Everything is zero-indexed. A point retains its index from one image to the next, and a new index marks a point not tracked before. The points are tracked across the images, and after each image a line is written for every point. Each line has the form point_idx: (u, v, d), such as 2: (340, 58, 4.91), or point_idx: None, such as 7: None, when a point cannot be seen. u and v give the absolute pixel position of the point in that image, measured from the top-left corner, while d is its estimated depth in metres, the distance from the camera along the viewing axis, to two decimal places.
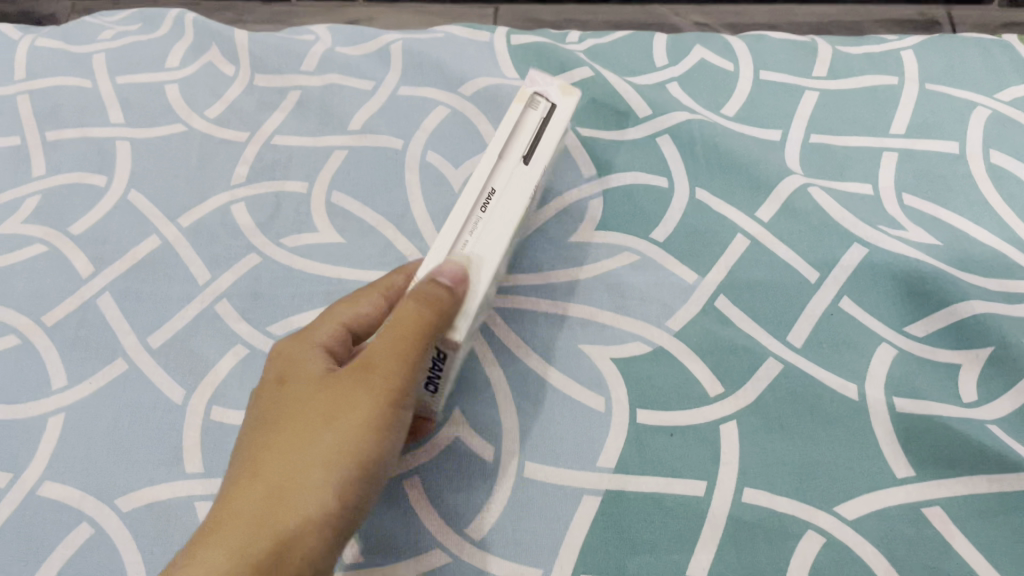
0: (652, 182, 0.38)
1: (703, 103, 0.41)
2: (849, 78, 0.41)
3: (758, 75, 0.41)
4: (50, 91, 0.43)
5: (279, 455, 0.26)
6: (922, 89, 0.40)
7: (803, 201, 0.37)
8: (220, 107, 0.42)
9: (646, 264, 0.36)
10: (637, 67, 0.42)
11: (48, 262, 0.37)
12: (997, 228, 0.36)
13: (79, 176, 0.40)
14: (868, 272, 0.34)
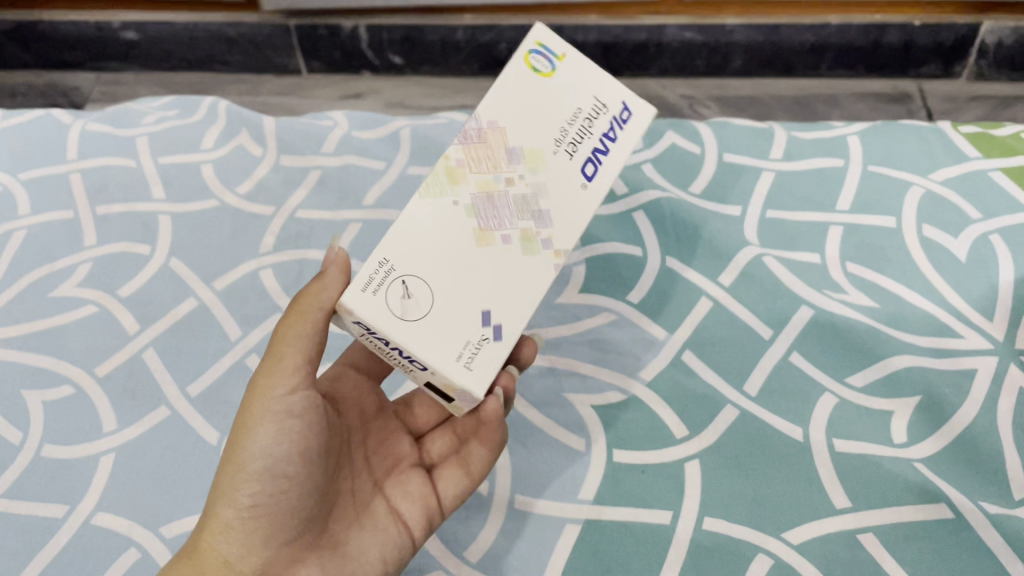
0: (629, 251, 0.43)
1: (673, 182, 0.46)
2: (800, 160, 0.47)
3: (722, 158, 0.47)
4: (99, 170, 0.48)
5: None
6: (865, 171, 0.46)
7: (759, 268, 0.42)
8: (249, 184, 0.48)
9: (622, 322, 0.41)
10: None
11: (99, 321, 0.42)
12: (927, 293, 0.41)
13: (126, 246, 0.45)
14: (814, 331, 0.40)
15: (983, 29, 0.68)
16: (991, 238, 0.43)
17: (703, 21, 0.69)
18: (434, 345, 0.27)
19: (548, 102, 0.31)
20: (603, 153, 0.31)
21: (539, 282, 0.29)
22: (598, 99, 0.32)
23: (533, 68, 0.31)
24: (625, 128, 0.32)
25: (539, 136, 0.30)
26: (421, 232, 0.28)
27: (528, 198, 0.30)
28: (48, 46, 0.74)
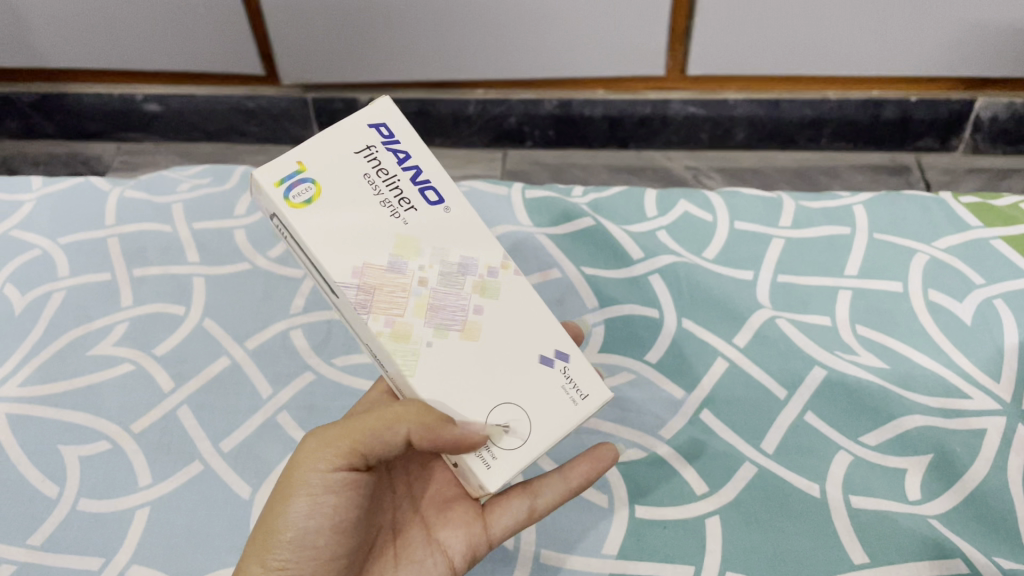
0: (646, 312, 0.45)
1: (687, 247, 0.49)
2: (808, 228, 0.49)
3: (734, 225, 0.49)
4: (136, 234, 0.51)
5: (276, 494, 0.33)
6: (870, 238, 0.48)
7: (772, 330, 0.44)
8: (280, 249, 0.50)
9: (641, 381, 0.42)
10: (631, 217, 0.51)
11: (135, 379, 0.44)
12: (936, 355, 0.42)
13: (161, 306, 0.47)
14: (827, 390, 0.41)
15: (976, 105, 0.71)
16: (995, 303, 0.44)
17: (705, 96, 0.73)
18: (550, 432, 0.31)
19: (351, 191, 0.31)
20: (420, 176, 0.32)
21: (536, 304, 0.32)
22: (356, 150, 0.32)
23: (289, 201, 0.31)
24: (397, 136, 0.33)
25: (384, 223, 0.31)
26: (452, 386, 0.31)
27: (445, 265, 0.32)
28: (70, 117, 0.77)
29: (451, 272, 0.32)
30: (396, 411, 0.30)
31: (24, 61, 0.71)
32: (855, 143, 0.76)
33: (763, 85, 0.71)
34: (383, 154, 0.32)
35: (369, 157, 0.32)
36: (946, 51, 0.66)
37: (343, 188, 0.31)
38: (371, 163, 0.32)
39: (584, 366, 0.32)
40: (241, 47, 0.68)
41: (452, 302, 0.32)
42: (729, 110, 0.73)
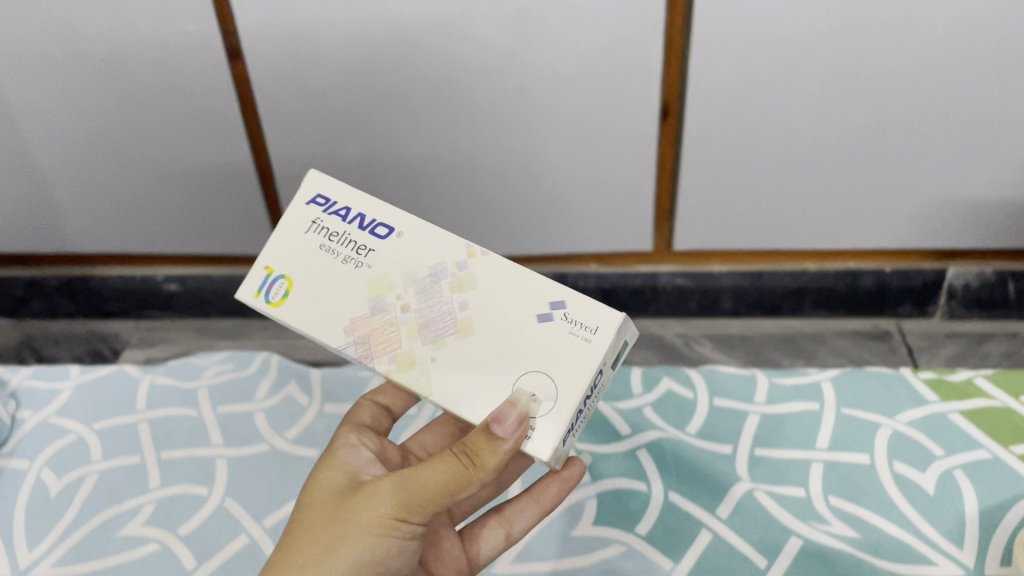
0: (634, 485, 0.53)
1: (671, 421, 0.57)
2: (782, 405, 0.58)
3: (713, 401, 0.59)
4: (164, 418, 0.58)
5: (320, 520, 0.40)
6: (839, 413, 0.57)
7: (751, 502, 0.51)
8: (299, 429, 0.57)
9: (632, 553, 0.50)
10: (619, 394, 0.60)
11: (159, 557, 0.49)
12: (902, 523, 0.50)
13: (187, 488, 0.53)
14: (805, 557, 0.48)
15: (946, 274, 0.81)
16: (955, 473, 0.52)
17: (690, 268, 0.84)
18: (572, 374, 0.41)
19: (311, 264, 0.44)
20: (364, 219, 0.45)
21: (507, 268, 0.44)
22: (305, 227, 0.45)
23: (269, 302, 0.44)
24: (320, 202, 0.46)
25: (355, 274, 0.44)
26: (461, 386, 0.42)
27: (420, 284, 0.44)
28: (94, 296, 0.90)
29: (430, 286, 0.44)
30: (454, 467, 0.39)
31: (52, 246, 0.85)
32: (826, 318, 0.87)
33: (745, 260, 0.83)
34: (324, 216, 0.45)
35: (316, 225, 0.45)
36: (907, 223, 0.78)
37: (308, 263, 0.45)
38: (317, 233, 0.45)
39: (578, 309, 0.42)
40: (245, 227, 0.81)
41: (440, 317, 0.43)
42: (715, 280, 0.84)
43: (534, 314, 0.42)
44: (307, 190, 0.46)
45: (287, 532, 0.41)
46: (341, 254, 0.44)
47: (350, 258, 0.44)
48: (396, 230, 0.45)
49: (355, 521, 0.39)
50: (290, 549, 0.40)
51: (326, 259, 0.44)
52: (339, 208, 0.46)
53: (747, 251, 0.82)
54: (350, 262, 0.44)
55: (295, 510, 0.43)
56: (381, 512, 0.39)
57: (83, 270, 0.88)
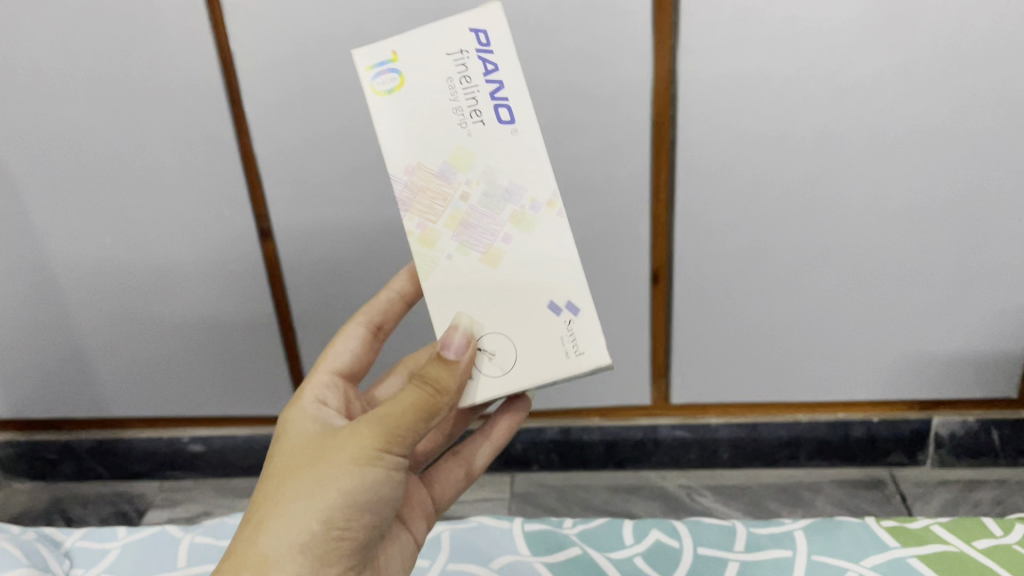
0: None
1: (658, 569, 0.85)
2: (759, 551, 0.86)
3: (696, 548, 0.88)
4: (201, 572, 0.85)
5: (328, 453, 0.60)
6: (812, 558, 0.84)
7: None
8: None
9: None
10: (613, 547, 0.89)
11: None
12: None
13: None
14: None
15: (930, 423, 1.23)
16: None
17: (690, 422, 1.27)
18: (537, 366, 0.61)
19: (426, 82, 0.62)
20: (498, 90, 0.62)
21: (566, 246, 0.62)
22: (453, 54, 0.62)
23: (375, 86, 0.63)
24: (478, 44, 0.62)
25: (458, 133, 0.62)
26: (451, 285, 0.63)
27: (492, 193, 0.63)
28: (119, 458, 1.35)
29: (497, 195, 0.63)
30: (421, 391, 0.58)
31: (90, 410, 1.31)
32: (804, 449, 1.27)
33: (735, 412, 1.26)
34: (464, 60, 0.62)
35: (461, 59, 0.62)
36: (872, 384, 1.21)
37: (427, 66, 0.62)
38: (454, 69, 0.62)
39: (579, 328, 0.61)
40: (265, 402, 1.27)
41: (486, 215, 0.63)
42: (713, 432, 1.27)
43: (546, 300, 0.62)
44: (476, 18, 0.63)
45: (282, 467, 0.62)
46: (456, 108, 0.62)
47: (454, 112, 0.62)
48: (513, 133, 0.62)
49: (342, 451, 0.59)
50: (292, 475, 0.60)
51: (451, 98, 0.62)
52: (474, 75, 0.62)
53: (740, 403, 1.25)
54: (460, 123, 0.62)
55: (283, 457, 0.63)
56: (362, 441, 0.59)
57: (214, 430, 1.33)
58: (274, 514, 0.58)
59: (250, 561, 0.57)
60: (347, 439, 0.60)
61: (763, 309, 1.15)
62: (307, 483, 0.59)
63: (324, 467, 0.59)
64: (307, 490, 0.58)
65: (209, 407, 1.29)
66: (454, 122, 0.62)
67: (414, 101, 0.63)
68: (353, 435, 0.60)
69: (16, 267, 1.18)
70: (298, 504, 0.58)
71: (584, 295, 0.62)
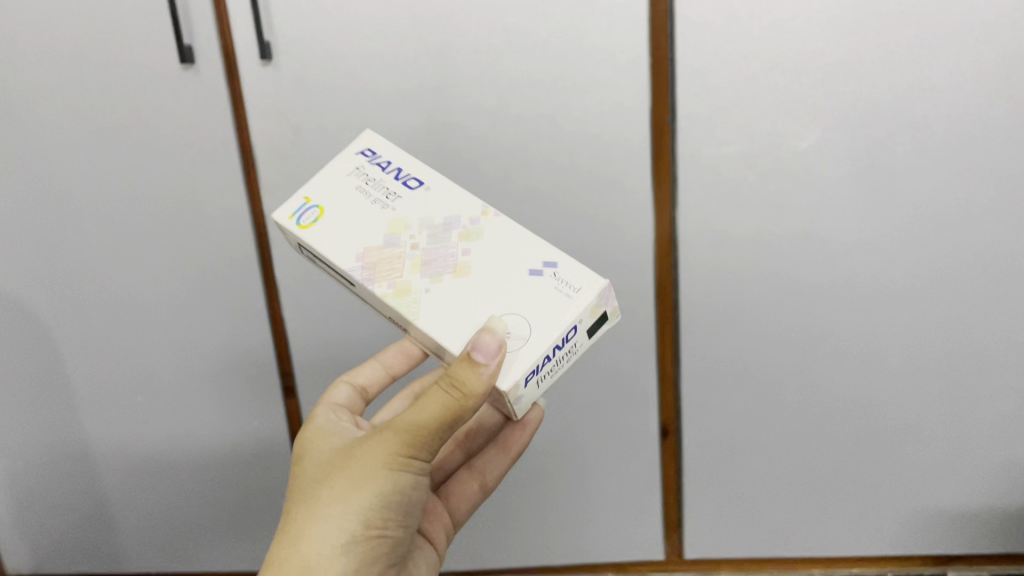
0: None
1: None
2: None
3: None
4: None
5: (360, 457, 0.69)
6: None
7: None
8: None
9: None
10: None
11: None
12: None
13: None
14: None
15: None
16: None
17: None
18: (549, 318, 0.68)
19: (343, 197, 0.75)
20: (398, 174, 0.78)
21: (502, 218, 0.75)
22: (350, 173, 0.77)
23: (299, 222, 0.74)
24: (366, 156, 0.79)
25: (384, 213, 0.74)
26: (443, 308, 0.69)
27: (434, 232, 0.73)
28: None
29: (440, 232, 0.73)
30: (446, 399, 0.66)
31: (107, 568, 1.33)
32: None
33: (748, 565, 1.26)
34: (360, 169, 0.78)
35: (356, 170, 0.78)
36: (885, 537, 1.22)
37: (337, 191, 0.76)
38: (359, 184, 0.77)
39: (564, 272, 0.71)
40: None
41: (445, 254, 0.72)
42: None
43: (526, 268, 0.71)
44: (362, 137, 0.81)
45: (315, 477, 0.71)
46: (375, 199, 0.75)
47: (374, 202, 0.75)
48: (406, 158, 0.79)
49: (370, 459, 0.68)
50: (326, 485, 0.69)
51: (367, 198, 0.75)
52: (362, 141, 0.81)
53: (755, 557, 1.25)
54: (382, 204, 0.75)
55: (311, 467, 0.72)
56: (386, 445, 0.68)
57: None
58: (314, 524, 0.67)
59: (298, 564, 0.66)
60: (378, 442, 0.68)
61: (772, 462, 1.18)
62: (345, 484, 0.68)
63: (358, 471, 0.68)
64: (345, 491, 0.68)
65: (224, 561, 1.32)
66: (375, 209, 0.75)
67: (338, 214, 0.74)
68: (382, 439, 0.68)
69: (48, 428, 1.22)
70: (334, 511, 0.67)
71: (553, 254, 0.72)
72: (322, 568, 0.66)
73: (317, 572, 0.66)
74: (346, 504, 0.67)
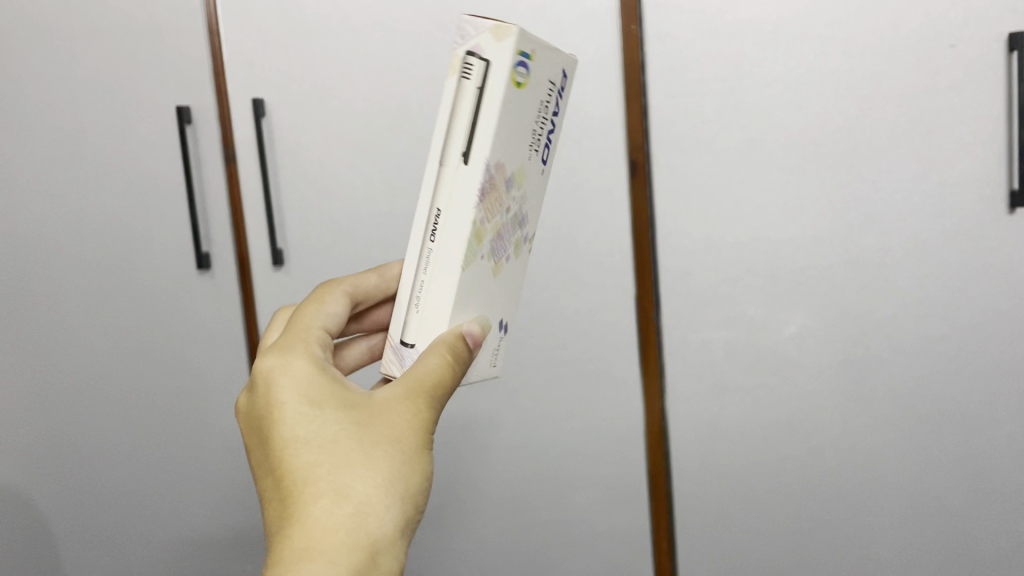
0: None
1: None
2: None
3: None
4: None
5: (388, 417, 0.50)
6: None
7: None
8: None
9: None
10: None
11: None
12: None
13: None
14: None
15: None
16: None
17: None
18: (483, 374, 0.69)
19: (531, 114, 0.59)
20: (551, 133, 0.63)
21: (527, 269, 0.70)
22: (546, 87, 0.59)
23: (518, 80, 0.55)
24: (559, 96, 0.61)
25: (529, 159, 0.61)
26: None
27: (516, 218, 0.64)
28: None
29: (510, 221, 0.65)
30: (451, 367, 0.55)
31: None
32: None
33: None
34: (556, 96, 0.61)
35: (552, 87, 0.60)
36: None
37: (539, 89, 0.58)
38: (549, 98, 0.60)
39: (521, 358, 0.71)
40: None
41: None
42: None
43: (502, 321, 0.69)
44: (564, 65, 0.60)
45: (348, 433, 0.49)
46: (538, 138, 0.61)
47: (535, 141, 0.61)
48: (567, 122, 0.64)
49: (402, 415, 0.51)
50: (376, 446, 0.49)
51: (545, 127, 0.61)
52: (558, 72, 0.60)
53: None
54: (535, 145, 0.61)
55: (335, 416, 0.50)
56: (415, 402, 0.52)
57: None
58: (368, 487, 0.47)
59: (362, 549, 0.44)
60: (406, 402, 0.51)
61: None
62: (386, 448, 0.49)
63: (400, 433, 0.50)
64: (387, 454, 0.48)
65: None
66: (537, 145, 0.61)
67: (528, 107, 0.58)
68: (406, 399, 0.52)
69: None
70: (394, 477, 0.48)
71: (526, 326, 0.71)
72: (386, 554, 0.46)
73: (380, 558, 0.45)
74: (399, 469, 0.48)
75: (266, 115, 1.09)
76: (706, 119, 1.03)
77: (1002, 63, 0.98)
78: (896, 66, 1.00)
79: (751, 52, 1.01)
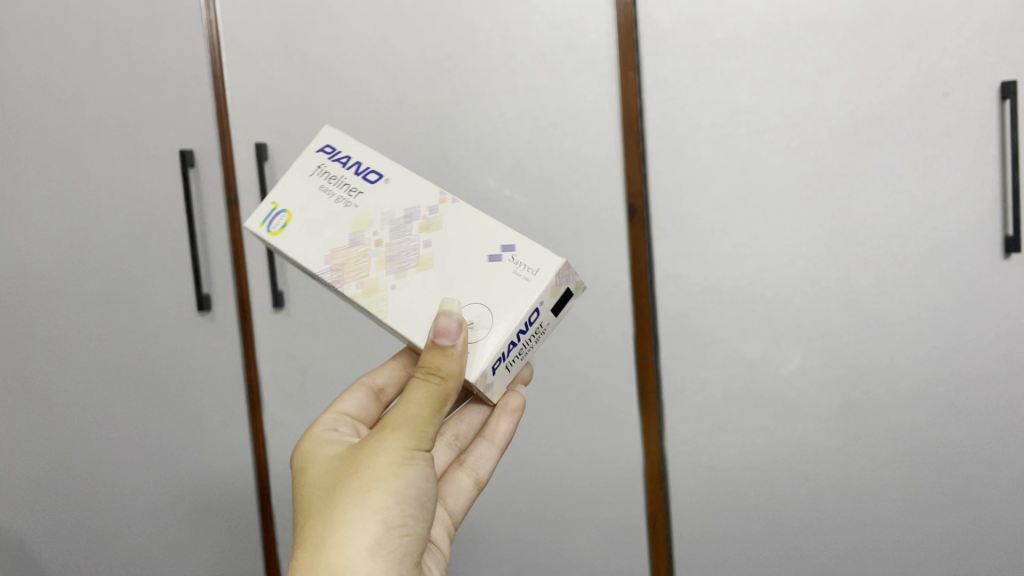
0: None
1: None
2: None
3: None
4: None
5: (359, 457, 0.58)
6: None
7: None
8: None
9: None
10: None
11: None
12: None
13: None
14: None
15: None
16: None
17: None
18: (502, 302, 0.62)
19: (314, 203, 0.68)
20: (359, 167, 0.70)
21: (459, 207, 0.67)
22: (314, 172, 0.70)
23: (272, 231, 0.68)
24: (342, 163, 0.70)
25: (349, 210, 0.68)
26: (407, 309, 0.63)
27: (395, 222, 0.67)
28: None
29: (401, 225, 0.66)
30: (432, 389, 0.57)
31: None
32: None
33: None
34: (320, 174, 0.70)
35: (321, 169, 0.70)
36: None
37: (306, 191, 0.69)
38: (326, 179, 0.70)
39: (520, 253, 0.64)
40: None
41: (408, 252, 0.65)
42: None
43: (484, 256, 0.64)
44: (323, 144, 0.72)
45: (330, 481, 0.58)
46: (344, 190, 0.69)
47: (346, 192, 0.68)
48: (365, 153, 0.71)
49: (373, 452, 0.57)
50: (344, 487, 0.56)
51: (349, 178, 0.69)
52: (306, 165, 0.71)
53: None
54: (347, 194, 0.68)
55: (327, 467, 0.60)
56: (388, 436, 0.57)
57: None
58: (329, 525, 0.55)
59: None
60: (375, 439, 0.58)
61: None
62: (351, 484, 0.56)
63: (364, 469, 0.57)
64: (353, 491, 0.56)
65: None
66: (352, 195, 0.68)
67: (321, 195, 0.69)
68: (382, 434, 0.58)
69: None
70: (352, 514, 0.55)
71: (507, 234, 0.65)
72: None
73: None
74: (360, 505, 0.55)
75: (269, 159, 1.10)
76: (704, 164, 1.05)
77: (994, 111, 1.00)
78: (890, 112, 1.02)
79: (748, 98, 1.03)
